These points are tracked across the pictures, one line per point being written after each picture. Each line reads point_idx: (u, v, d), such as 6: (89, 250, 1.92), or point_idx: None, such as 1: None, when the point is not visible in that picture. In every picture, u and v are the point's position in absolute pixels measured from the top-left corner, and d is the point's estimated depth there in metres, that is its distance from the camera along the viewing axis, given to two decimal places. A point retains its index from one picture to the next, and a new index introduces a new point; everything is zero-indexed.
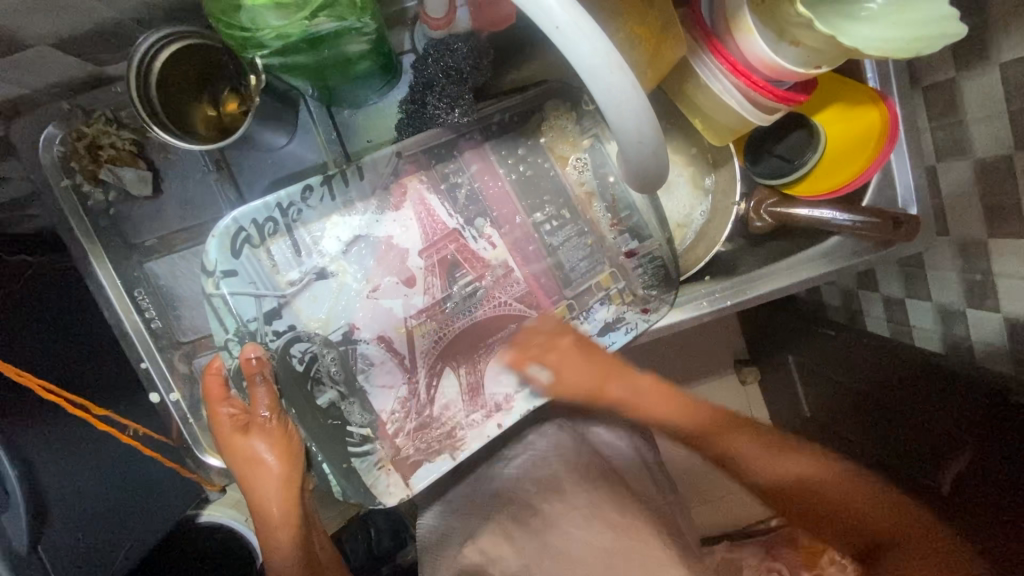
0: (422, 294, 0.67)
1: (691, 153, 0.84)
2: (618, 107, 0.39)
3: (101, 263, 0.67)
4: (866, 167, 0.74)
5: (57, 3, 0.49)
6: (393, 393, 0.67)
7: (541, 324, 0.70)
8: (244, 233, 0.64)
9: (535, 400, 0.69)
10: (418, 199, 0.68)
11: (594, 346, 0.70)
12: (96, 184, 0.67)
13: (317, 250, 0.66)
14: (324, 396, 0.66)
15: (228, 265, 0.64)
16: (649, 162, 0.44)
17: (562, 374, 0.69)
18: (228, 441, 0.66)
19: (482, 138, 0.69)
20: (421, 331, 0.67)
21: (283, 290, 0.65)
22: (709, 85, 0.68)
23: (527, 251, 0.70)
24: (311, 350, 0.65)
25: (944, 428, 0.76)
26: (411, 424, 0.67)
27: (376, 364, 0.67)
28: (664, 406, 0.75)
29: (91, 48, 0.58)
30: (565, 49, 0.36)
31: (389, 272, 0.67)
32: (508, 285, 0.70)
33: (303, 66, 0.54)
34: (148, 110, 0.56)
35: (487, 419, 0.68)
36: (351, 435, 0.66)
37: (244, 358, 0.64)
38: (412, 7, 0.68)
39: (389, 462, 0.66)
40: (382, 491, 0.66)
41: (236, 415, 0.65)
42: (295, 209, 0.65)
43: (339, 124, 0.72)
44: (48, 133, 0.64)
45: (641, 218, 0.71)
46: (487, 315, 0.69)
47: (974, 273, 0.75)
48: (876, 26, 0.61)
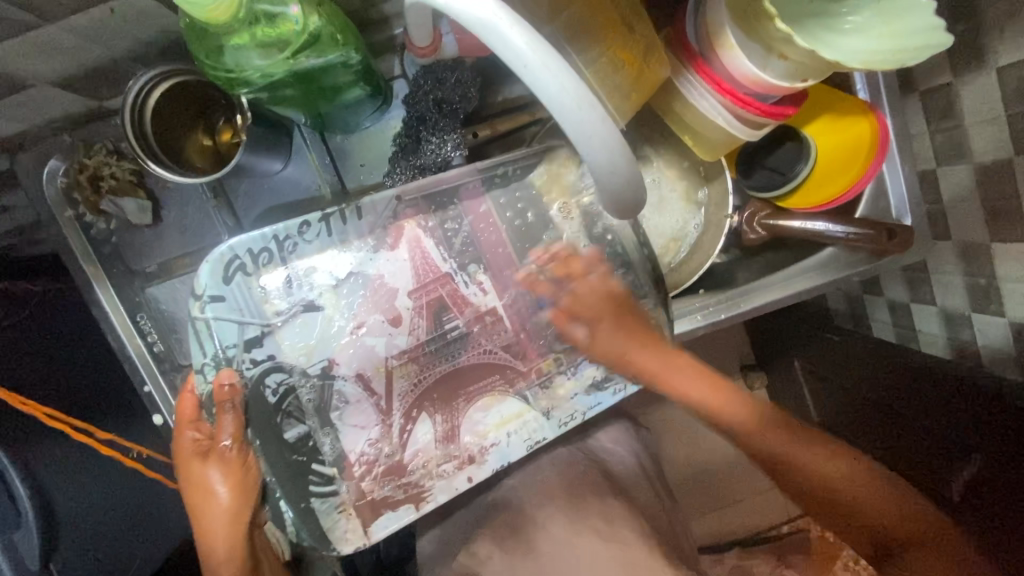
0: (406, 335, 0.68)
1: (682, 166, 0.83)
2: (589, 143, 0.39)
3: (103, 286, 0.69)
4: (860, 176, 0.75)
5: (55, 45, 0.51)
6: (364, 434, 0.68)
7: (524, 376, 0.70)
8: (238, 261, 0.65)
9: (509, 455, 0.70)
10: (413, 241, 0.68)
11: (579, 405, 0.72)
12: (98, 214, 0.69)
13: (307, 283, 0.66)
14: (292, 430, 0.66)
15: (218, 291, 0.64)
16: (625, 192, 0.44)
17: (541, 431, 0.70)
18: (188, 462, 0.68)
19: (484, 187, 0.69)
20: (402, 372, 0.68)
21: (269, 319, 0.65)
22: (694, 103, 0.69)
23: (523, 304, 0.70)
24: (289, 381, 0.66)
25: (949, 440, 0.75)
26: (380, 467, 0.68)
27: (352, 402, 0.67)
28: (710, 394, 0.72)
29: (90, 85, 0.60)
30: (535, 88, 0.37)
31: (375, 311, 0.67)
32: (495, 333, 0.70)
33: (292, 97, 0.56)
34: (143, 146, 0.58)
35: (459, 471, 0.69)
36: (316, 474, 0.67)
37: (217, 384, 0.64)
38: (400, 33, 0.69)
39: (350, 506, 0.67)
40: (339, 537, 0.68)
41: (199, 439, 0.66)
42: (291, 242, 0.66)
43: (333, 149, 0.73)
44: (52, 165, 0.66)
45: (639, 282, 0.72)
46: (470, 361, 0.70)
47: (978, 276, 0.74)
48: (860, 38, 0.62)
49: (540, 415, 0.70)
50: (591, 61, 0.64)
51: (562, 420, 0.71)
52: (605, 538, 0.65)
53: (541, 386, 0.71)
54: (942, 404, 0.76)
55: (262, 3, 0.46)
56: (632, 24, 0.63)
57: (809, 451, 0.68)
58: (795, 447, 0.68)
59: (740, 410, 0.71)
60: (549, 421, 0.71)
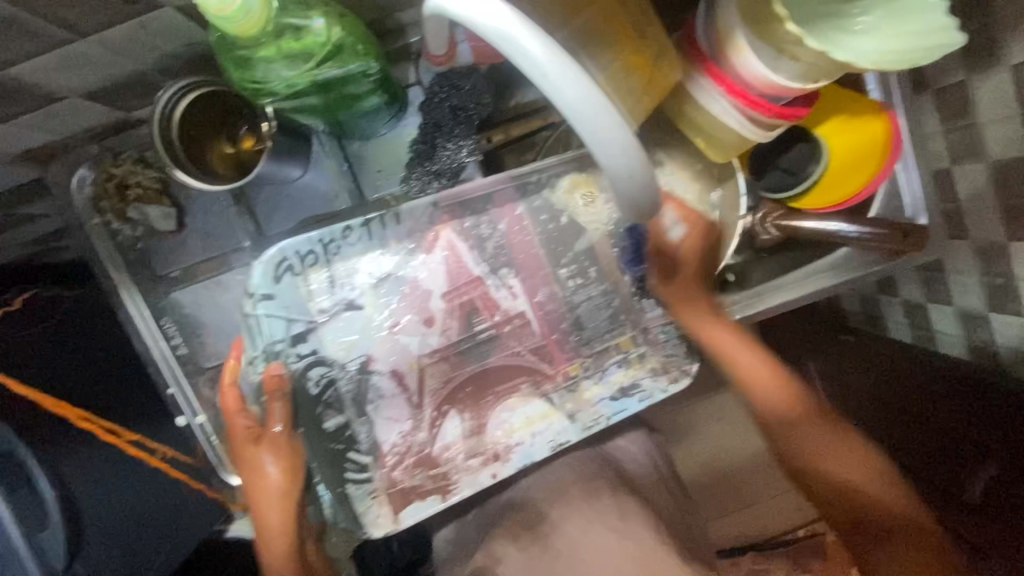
0: (438, 334, 0.70)
1: (696, 168, 0.81)
2: (606, 146, 0.40)
3: (129, 294, 0.71)
4: (868, 181, 0.76)
5: (86, 60, 0.53)
6: (397, 427, 0.70)
7: (552, 378, 0.72)
8: (286, 262, 0.67)
9: (533, 455, 0.70)
10: (448, 246, 0.70)
11: (603, 411, 0.72)
12: (124, 221, 0.71)
13: (348, 283, 0.68)
14: (332, 420, 0.69)
15: (269, 289, 0.67)
16: (640, 195, 0.45)
17: (566, 434, 0.70)
18: (240, 448, 0.68)
19: (517, 194, 0.72)
20: (433, 370, 0.70)
21: (313, 316, 0.68)
22: (707, 106, 0.70)
23: (552, 310, 0.73)
24: (329, 375, 0.69)
25: (967, 436, 0.75)
26: (410, 458, 0.69)
27: (386, 396, 0.69)
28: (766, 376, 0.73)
29: (118, 97, 0.62)
30: (554, 95, 0.38)
31: (410, 311, 0.70)
32: (524, 335, 0.72)
33: (312, 106, 0.57)
34: (170, 154, 0.60)
35: (483, 466, 0.70)
36: (352, 461, 0.69)
37: (268, 374, 0.67)
38: (415, 42, 0.70)
39: (383, 493, 0.69)
40: (371, 521, 0.69)
41: (252, 426, 0.67)
42: (335, 245, 0.67)
43: (350, 155, 0.75)
44: (81, 174, 0.69)
45: (671, 285, 0.73)
46: (498, 362, 0.71)
47: (995, 275, 0.74)
48: (872, 39, 0.62)
49: (564, 418, 0.71)
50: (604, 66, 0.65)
51: (586, 424, 0.71)
52: (617, 533, 0.66)
53: (568, 391, 0.71)
54: (953, 402, 0.77)
55: (287, 16, 0.47)
56: (643, 31, 0.65)
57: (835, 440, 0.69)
58: (835, 440, 0.69)
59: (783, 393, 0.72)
60: (573, 424, 0.71)
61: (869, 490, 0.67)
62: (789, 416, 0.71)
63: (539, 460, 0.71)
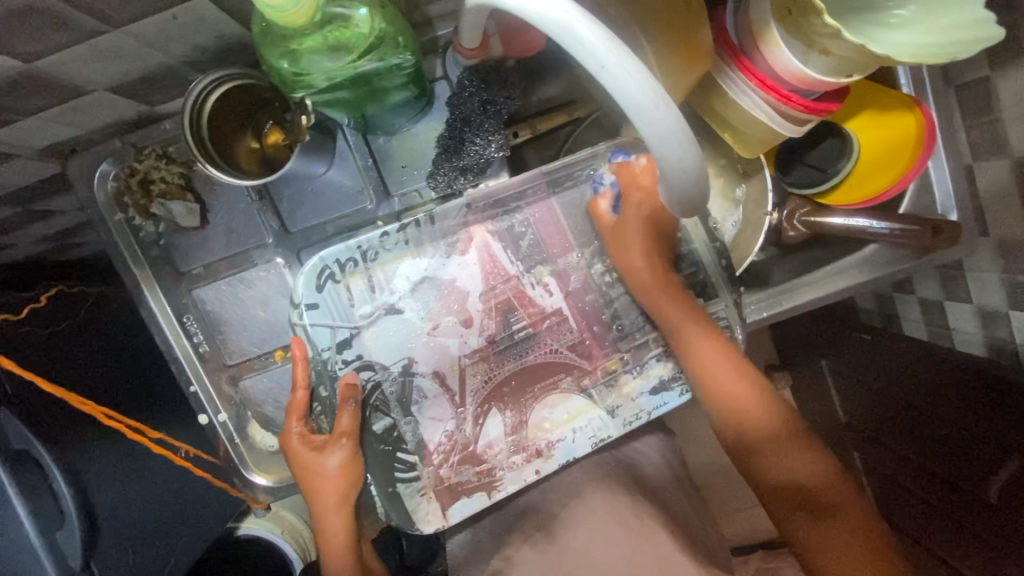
0: (478, 335, 0.69)
1: (720, 163, 0.84)
2: (662, 140, 0.39)
3: (152, 291, 0.71)
4: (902, 176, 0.74)
5: (115, 52, 0.52)
6: (441, 426, 0.68)
7: (591, 374, 0.70)
8: (328, 271, 0.67)
9: (576, 451, 0.69)
10: (482, 246, 0.69)
11: (643, 404, 0.71)
12: (147, 217, 0.70)
13: (388, 288, 0.68)
14: (380, 422, 0.68)
15: (312, 299, 0.67)
16: (691, 191, 0.44)
17: (607, 429, 0.69)
18: (303, 464, 0.67)
19: (547, 191, 0.71)
20: (473, 370, 0.69)
21: (355, 322, 0.68)
22: (737, 99, 0.69)
23: (586, 304, 0.71)
24: (374, 379, 0.68)
25: (978, 430, 0.75)
26: (456, 456, 0.68)
27: (429, 397, 0.69)
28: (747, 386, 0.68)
29: (144, 90, 0.61)
30: (611, 88, 0.37)
31: (449, 312, 0.69)
32: (561, 332, 0.70)
33: (343, 99, 0.56)
34: (200, 147, 0.59)
35: (526, 463, 0.69)
36: (400, 461, 0.68)
37: (342, 384, 0.66)
38: (443, 35, 0.70)
39: (431, 489, 0.68)
40: (421, 517, 0.68)
41: (308, 434, 0.67)
42: (373, 252, 0.68)
43: (375, 150, 0.73)
44: (103, 169, 0.68)
45: (708, 277, 0.72)
46: (537, 360, 0.70)
47: (1017, 274, 0.74)
48: (909, 33, 0.61)
49: (604, 413, 0.70)
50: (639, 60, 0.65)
51: (627, 419, 0.70)
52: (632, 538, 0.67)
53: (606, 385, 0.70)
54: (957, 392, 0.79)
55: (332, 6, 0.46)
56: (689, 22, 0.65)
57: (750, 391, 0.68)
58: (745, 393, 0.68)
59: (724, 373, 0.67)
60: (614, 419, 0.70)
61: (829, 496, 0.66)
62: (772, 434, 0.68)
63: (581, 456, 0.70)
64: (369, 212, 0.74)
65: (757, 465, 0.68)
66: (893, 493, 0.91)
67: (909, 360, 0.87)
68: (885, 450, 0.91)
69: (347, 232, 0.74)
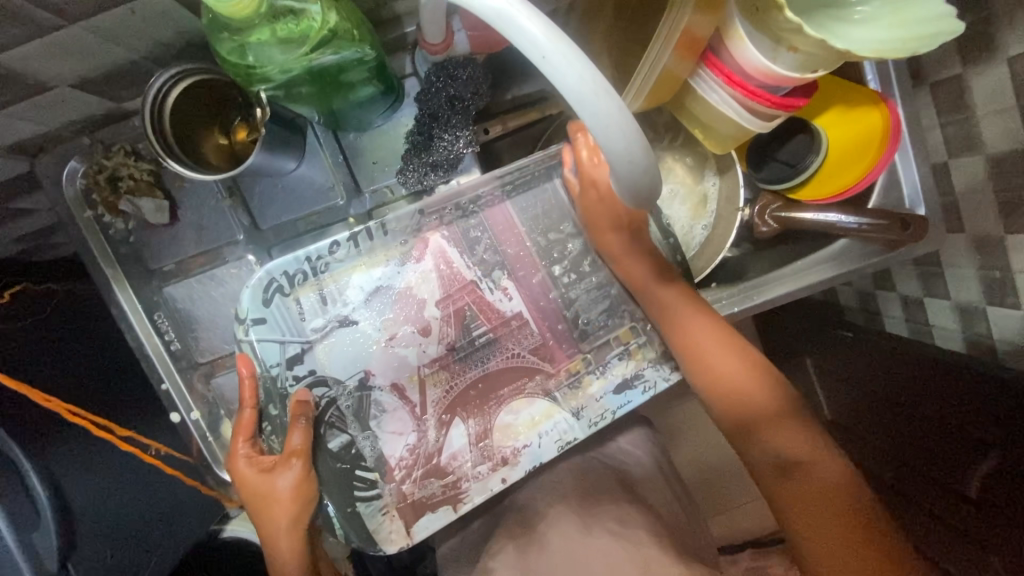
0: (436, 343, 0.69)
1: (687, 162, 0.86)
2: (607, 130, 0.40)
3: (123, 290, 0.71)
4: (872, 167, 0.75)
5: (76, 46, 0.52)
6: (402, 440, 0.69)
7: (555, 376, 0.71)
8: (275, 283, 0.67)
9: (541, 456, 0.69)
10: (438, 253, 0.69)
11: (607, 405, 0.71)
12: (116, 214, 0.70)
13: (341, 300, 0.68)
14: (336, 439, 0.68)
15: (259, 313, 0.66)
16: (642, 180, 0.45)
17: (573, 432, 0.70)
18: (251, 487, 0.65)
19: (503, 195, 0.71)
20: (433, 381, 0.70)
21: (307, 336, 0.67)
22: (706, 96, 0.69)
23: (544, 305, 0.72)
24: (329, 395, 0.68)
25: (958, 426, 0.75)
26: (419, 471, 0.68)
27: (388, 411, 0.69)
28: (737, 358, 0.68)
29: (108, 87, 0.61)
30: (553, 78, 0.38)
31: (406, 322, 0.69)
32: (522, 336, 0.71)
33: (306, 94, 0.56)
34: (162, 142, 0.59)
35: (492, 472, 0.69)
36: (359, 479, 0.68)
37: (293, 400, 0.66)
38: (412, 32, 0.70)
39: (393, 507, 0.68)
40: (384, 537, 0.68)
41: (254, 456, 0.65)
42: (323, 262, 0.67)
43: (346, 147, 0.73)
44: (71, 167, 0.68)
45: None
46: (499, 366, 0.70)
47: (992, 269, 0.74)
48: (869, 28, 0.62)
49: (569, 415, 0.70)
50: (670, 35, 0.62)
51: (592, 419, 0.70)
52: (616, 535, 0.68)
53: (570, 386, 0.71)
54: (939, 391, 0.78)
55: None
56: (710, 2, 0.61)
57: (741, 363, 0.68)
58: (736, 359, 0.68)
59: (722, 352, 0.68)
60: (579, 421, 0.70)
61: (812, 470, 0.63)
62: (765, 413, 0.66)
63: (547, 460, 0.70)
64: (341, 208, 0.74)
65: (755, 436, 0.66)
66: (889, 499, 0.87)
67: (888, 356, 0.87)
68: (869, 446, 0.89)
69: (319, 229, 0.75)
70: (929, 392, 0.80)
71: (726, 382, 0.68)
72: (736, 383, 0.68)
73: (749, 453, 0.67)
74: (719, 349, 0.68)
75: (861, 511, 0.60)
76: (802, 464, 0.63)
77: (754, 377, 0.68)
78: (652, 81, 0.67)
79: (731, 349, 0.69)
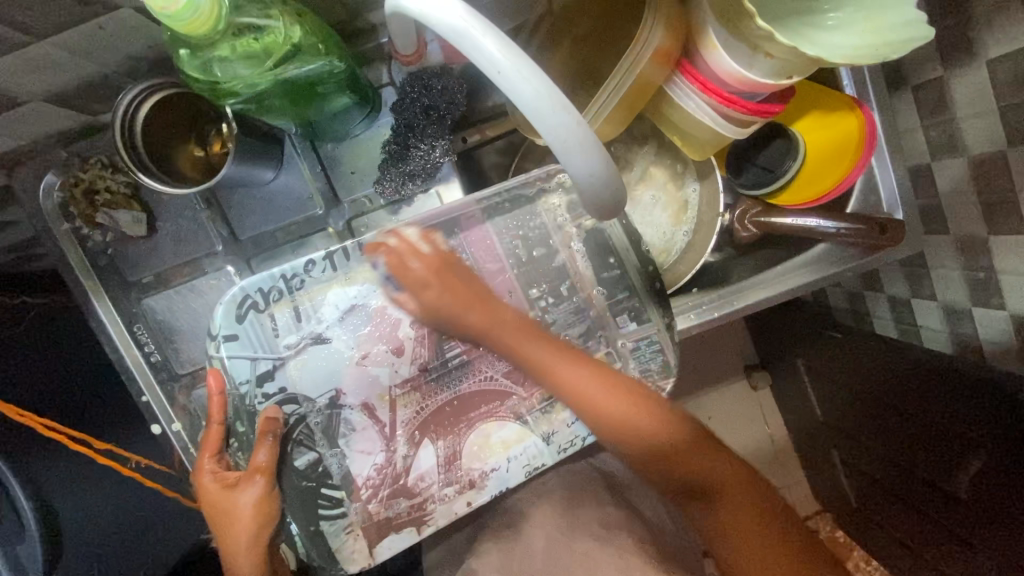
0: (409, 364, 0.69)
1: (669, 169, 0.86)
2: (564, 142, 0.40)
3: (101, 301, 0.70)
4: (850, 172, 0.75)
5: (46, 61, 0.52)
6: (370, 459, 0.68)
7: (527, 401, 0.70)
8: (250, 300, 0.67)
9: (508, 481, 0.70)
10: None
11: (577, 431, 0.71)
12: (94, 226, 0.70)
13: (315, 317, 0.68)
14: (303, 457, 0.67)
15: (231, 329, 0.67)
16: (604, 192, 0.45)
17: (541, 457, 0.70)
18: (213, 506, 0.64)
19: (483, 215, 0.71)
20: (404, 401, 0.69)
21: (279, 353, 0.67)
22: (682, 103, 0.70)
23: None
24: (299, 412, 0.68)
25: (955, 431, 0.74)
26: (385, 490, 0.68)
27: (357, 430, 0.68)
28: (621, 401, 0.62)
29: (82, 100, 0.61)
30: (507, 92, 0.38)
31: (379, 341, 0.69)
32: (495, 359, 0.71)
33: (277, 107, 0.56)
34: (132, 155, 0.59)
35: (458, 495, 0.70)
36: (325, 497, 0.67)
37: (262, 417, 0.65)
38: (387, 42, 0.70)
39: (358, 527, 0.68)
40: (346, 556, 0.68)
41: (220, 472, 0.65)
42: (298, 280, 0.68)
43: (324, 157, 0.73)
44: (47, 180, 0.68)
45: (639, 299, 0.71)
46: (471, 388, 0.70)
47: (977, 270, 0.74)
48: (841, 34, 0.62)
49: (539, 440, 0.70)
50: (635, 63, 0.63)
51: (561, 446, 0.71)
52: (602, 539, 0.68)
53: (542, 411, 0.70)
54: (929, 391, 0.77)
55: (243, 16, 0.47)
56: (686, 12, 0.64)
57: (622, 403, 0.62)
58: (619, 399, 0.62)
59: (604, 397, 0.62)
60: (548, 446, 0.71)
61: (727, 492, 0.61)
62: (665, 447, 0.61)
63: (513, 485, 0.71)
64: (319, 218, 0.74)
65: (671, 472, 0.62)
66: (881, 491, 0.90)
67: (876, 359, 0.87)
68: (870, 453, 0.90)
69: (299, 239, 0.74)
70: (915, 395, 0.80)
71: (613, 424, 0.62)
72: (638, 428, 0.62)
73: (667, 486, 0.63)
74: (605, 392, 0.62)
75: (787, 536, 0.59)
76: (708, 480, 0.61)
77: (641, 409, 0.62)
78: (613, 106, 0.67)
79: (617, 386, 0.63)
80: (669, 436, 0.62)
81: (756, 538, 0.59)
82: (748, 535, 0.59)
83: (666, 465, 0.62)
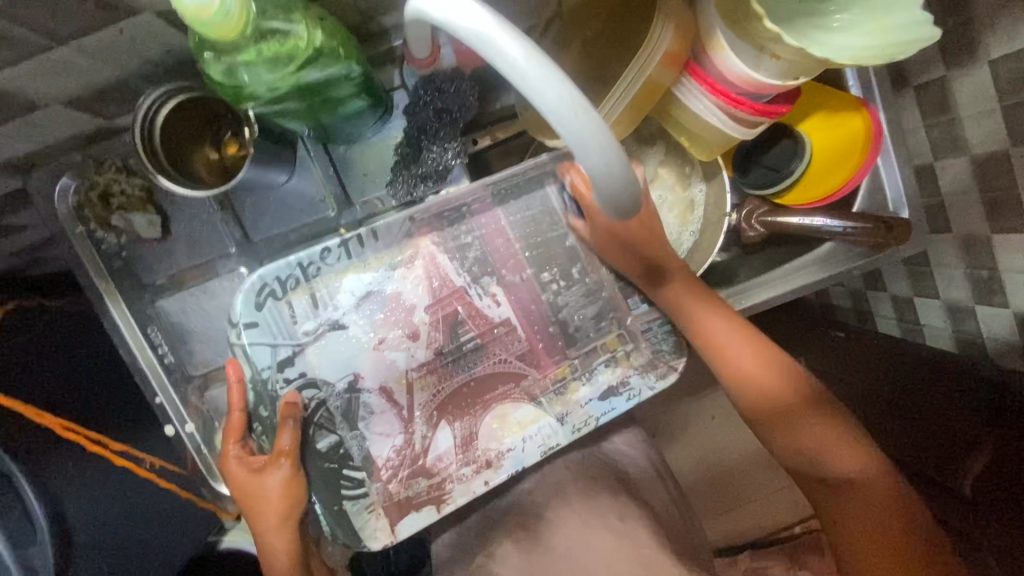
0: (425, 348, 0.70)
1: (676, 170, 0.87)
2: (586, 144, 0.41)
3: (116, 303, 0.71)
4: (855, 172, 0.76)
5: (66, 66, 0.53)
6: (390, 441, 0.69)
7: (541, 382, 0.71)
8: (268, 288, 0.67)
9: (524, 461, 0.70)
10: (429, 259, 0.70)
11: (592, 411, 0.71)
12: (109, 229, 0.70)
13: (332, 303, 0.68)
14: (324, 440, 0.68)
15: (251, 317, 0.67)
16: (622, 193, 0.46)
17: (556, 436, 0.70)
18: (244, 487, 0.65)
19: (492, 201, 0.72)
20: (421, 384, 0.70)
21: (298, 339, 0.68)
22: (690, 105, 0.70)
23: (531, 309, 0.72)
24: (318, 397, 0.68)
25: (960, 428, 0.75)
26: (406, 471, 0.69)
27: (376, 413, 0.69)
28: (758, 362, 0.70)
29: (99, 104, 0.62)
30: (531, 96, 0.39)
31: (394, 326, 0.69)
32: (509, 342, 0.71)
33: (294, 110, 0.57)
34: (153, 160, 0.60)
35: (476, 474, 0.70)
36: (347, 478, 0.68)
37: (283, 401, 0.65)
38: (399, 45, 0.71)
39: (380, 506, 0.68)
40: (369, 534, 0.68)
41: (245, 457, 0.66)
42: (314, 267, 0.68)
43: (336, 159, 0.74)
44: (63, 183, 0.68)
45: None
46: (485, 371, 0.71)
47: (980, 268, 0.75)
48: (848, 36, 0.63)
49: (554, 421, 0.71)
50: (646, 65, 0.64)
51: (575, 426, 0.71)
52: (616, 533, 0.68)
53: (556, 392, 0.71)
54: (933, 387, 0.79)
55: (268, 21, 0.47)
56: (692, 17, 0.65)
57: (753, 360, 0.70)
58: (751, 359, 0.70)
59: (741, 353, 0.70)
60: (563, 427, 0.71)
61: (856, 473, 0.66)
62: (784, 408, 0.69)
63: (530, 465, 0.70)
64: (331, 220, 0.75)
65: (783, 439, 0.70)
66: None
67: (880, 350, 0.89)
68: None
69: (310, 241, 0.75)
70: (917, 392, 0.81)
71: (742, 379, 0.70)
72: (763, 392, 0.69)
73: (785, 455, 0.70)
74: (734, 348, 0.70)
75: (901, 514, 0.64)
76: (841, 473, 0.66)
77: (770, 372, 0.70)
78: (624, 106, 0.68)
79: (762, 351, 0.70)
80: (793, 402, 0.69)
81: (875, 525, 0.64)
82: (874, 514, 0.64)
83: (778, 428, 0.69)
